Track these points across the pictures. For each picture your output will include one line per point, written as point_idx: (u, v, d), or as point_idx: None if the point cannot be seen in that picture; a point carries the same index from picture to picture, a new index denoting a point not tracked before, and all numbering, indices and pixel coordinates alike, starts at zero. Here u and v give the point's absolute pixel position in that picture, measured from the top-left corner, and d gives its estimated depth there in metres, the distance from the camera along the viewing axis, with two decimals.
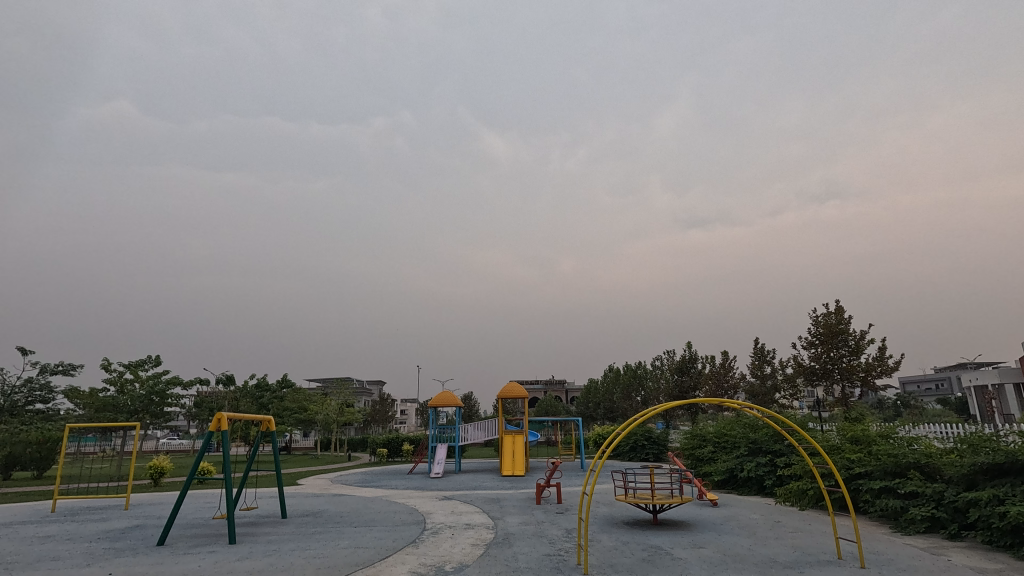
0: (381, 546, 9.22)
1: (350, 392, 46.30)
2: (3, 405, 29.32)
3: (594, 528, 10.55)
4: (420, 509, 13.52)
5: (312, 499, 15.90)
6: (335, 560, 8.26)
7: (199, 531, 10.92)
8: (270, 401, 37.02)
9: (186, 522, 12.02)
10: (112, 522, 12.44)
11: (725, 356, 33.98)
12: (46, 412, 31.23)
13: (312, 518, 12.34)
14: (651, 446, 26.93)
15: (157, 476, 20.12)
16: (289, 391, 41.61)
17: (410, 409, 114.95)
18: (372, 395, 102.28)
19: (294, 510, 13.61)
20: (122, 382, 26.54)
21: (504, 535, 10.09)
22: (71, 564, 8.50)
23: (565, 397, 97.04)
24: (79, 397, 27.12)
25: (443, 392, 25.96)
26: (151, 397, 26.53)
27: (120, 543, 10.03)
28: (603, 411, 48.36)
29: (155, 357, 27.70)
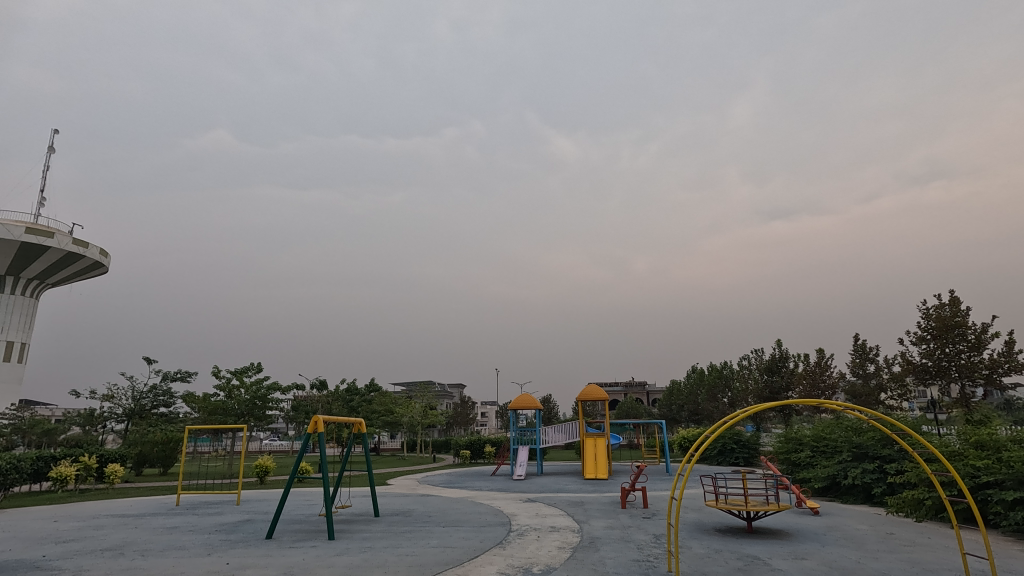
0: (468, 546, 9.39)
1: (433, 395, 47.71)
2: (134, 409, 32.86)
3: (683, 535, 10.19)
4: (504, 511, 13.66)
5: (401, 499, 16.49)
6: (426, 559, 8.53)
7: (301, 527, 11.65)
8: (359, 404, 38.99)
9: (290, 518, 12.83)
10: (227, 516, 13.57)
11: (820, 354, 31.73)
12: (169, 416, 34.66)
13: (402, 517, 12.84)
14: (741, 450, 25.73)
15: (262, 473, 21.72)
16: (376, 394, 43.55)
17: (491, 412, 116.68)
18: (454, 398, 104.84)
19: (385, 509, 14.18)
20: (230, 388, 28.93)
21: (590, 539, 9.97)
22: (194, 553, 9.37)
23: (645, 399, 94.82)
24: (194, 401, 29.86)
25: (523, 394, 26.17)
26: (254, 401, 28.78)
27: (234, 535, 10.93)
28: (687, 413, 46.73)
29: (257, 364, 29.99)
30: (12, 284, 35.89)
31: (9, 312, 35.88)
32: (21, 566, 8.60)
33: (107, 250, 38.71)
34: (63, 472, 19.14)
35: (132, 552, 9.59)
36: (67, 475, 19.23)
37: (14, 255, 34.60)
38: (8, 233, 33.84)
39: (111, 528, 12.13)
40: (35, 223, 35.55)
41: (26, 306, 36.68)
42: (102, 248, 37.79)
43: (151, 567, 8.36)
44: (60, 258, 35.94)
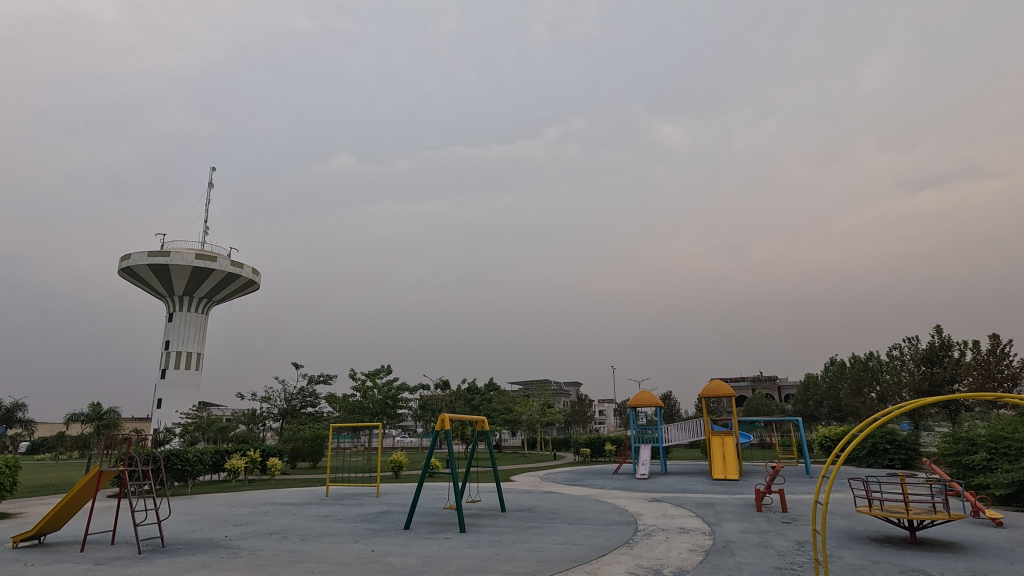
0: (595, 544, 9.35)
1: (550, 393, 48.11)
2: (287, 408, 37.00)
3: (831, 543, 9.30)
4: (629, 510, 13.41)
5: (525, 496, 16.87)
6: (555, 555, 8.63)
7: (434, 519, 12.35)
8: (480, 402, 41.59)
9: (424, 510, 13.65)
10: (369, 507, 14.80)
11: (994, 341, 27.34)
12: (315, 415, 38.56)
13: (527, 513, 13.12)
14: (896, 451, 22.94)
15: (397, 468, 23.37)
16: (495, 393, 44.89)
17: (609, 410, 115.03)
18: (570, 396, 104.98)
19: (511, 505, 14.57)
20: (365, 388, 31.53)
21: (724, 543, 9.45)
22: (344, 539, 10.33)
23: (776, 395, 88.03)
24: (335, 401, 32.82)
25: (641, 391, 25.54)
26: (386, 401, 31.32)
27: (377, 525, 11.88)
28: (828, 410, 42.68)
29: (386, 366, 32.35)
30: (187, 303, 41.96)
31: (187, 327, 42.09)
32: (210, 544, 10.07)
33: (258, 269, 44.01)
34: (235, 465, 22.11)
35: (293, 536, 10.82)
36: (238, 466, 22.13)
37: (188, 279, 40.59)
38: (183, 259, 39.84)
39: (276, 515, 13.76)
40: (202, 250, 41.49)
41: (199, 321, 42.76)
42: (254, 268, 43.08)
43: (309, 551, 9.34)
44: (222, 278, 41.54)
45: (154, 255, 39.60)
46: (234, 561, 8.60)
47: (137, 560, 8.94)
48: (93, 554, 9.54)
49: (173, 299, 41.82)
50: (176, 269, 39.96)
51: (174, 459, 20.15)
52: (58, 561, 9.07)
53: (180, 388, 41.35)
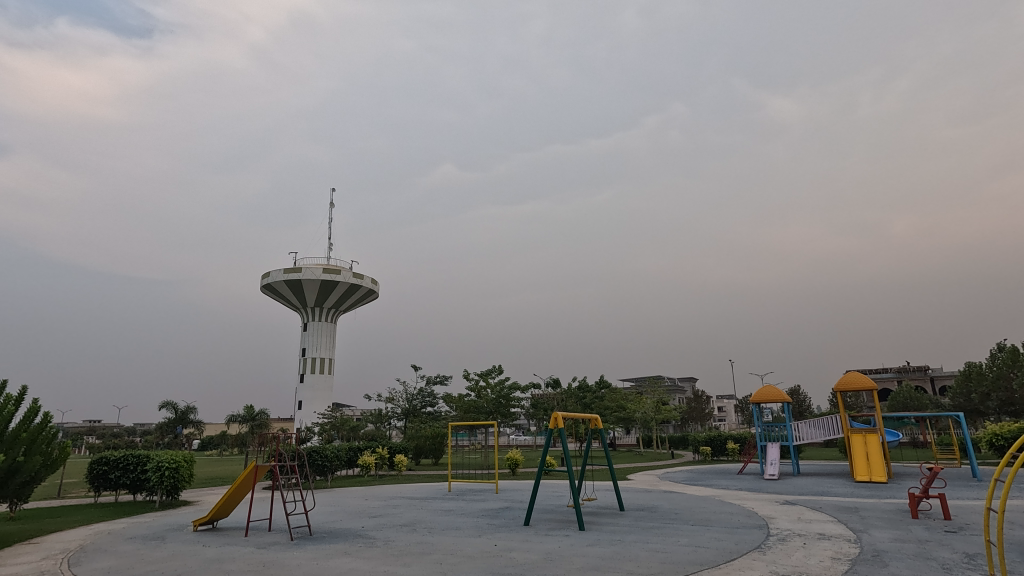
0: (724, 548, 8.86)
1: (664, 390, 46.44)
2: (409, 407, 39.33)
3: (1011, 557, 8.03)
4: (759, 513, 12.56)
5: (644, 495, 16.45)
6: (681, 557, 8.34)
7: (552, 516, 12.44)
8: (592, 400, 41.20)
9: (542, 508, 13.79)
10: (489, 503, 15.29)
11: None
12: (434, 414, 40.56)
13: (648, 513, 12.79)
14: None
15: (514, 466, 23.90)
16: (606, 391, 44.27)
17: (729, 407, 108.77)
18: (686, 393, 100.61)
19: (630, 504, 14.28)
20: (479, 388, 32.63)
21: (874, 552, 8.52)
22: (467, 533, 10.77)
23: (929, 387, 77.74)
24: (452, 401, 34.27)
25: (765, 386, 23.88)
26: (500, 400, 32.08)
27: (498, 520, 12.24)
28: (999, 403, 36.88)
29: (498, 366, 33.25)
30: (318, 314, 46.06)
31: (319, 335, 46.26)
32: (350, 533, 10.97)
33: (376, 279, 47.22)
34: (367, 461, 23.93)
35: (422, 528, 11.46)
36: (369, 463, 23.92)
37: (318, 291, 44.59)
38: (313, 274, 43.84)
39: (405, 508, 14.67)
40: (327, 264, 45.39)
41: (329, 329, 46.80)
42: (373, 277, 46.28)
43: (436, 543, 9.83)
44: (346, 289, 45.16)
45: (289, 272, 43.98)
46: (371, 551, 9.31)
47: (290, 546, 9.97)
48: (254, 539, 10.80)
49: (306, 310, 46.05)
50: (307, 283, 44.07)
51: (315, 456, 22.27)
52: (228, 543, 10.39)
53: (316, 390, 45.56)
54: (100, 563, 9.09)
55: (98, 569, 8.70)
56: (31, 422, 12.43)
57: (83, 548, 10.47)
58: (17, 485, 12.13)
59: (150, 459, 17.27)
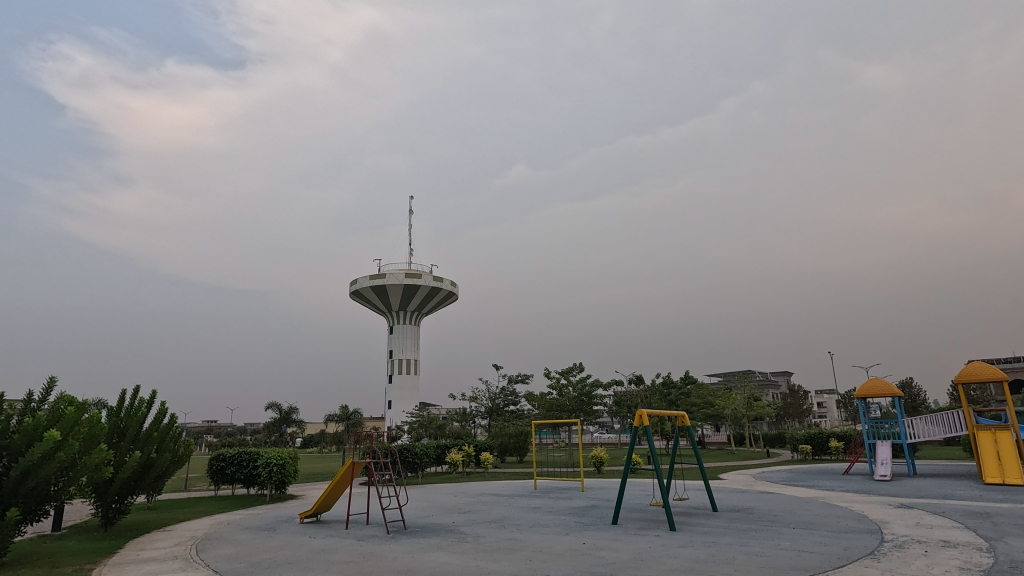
0: (832, 554, 8.27)
1: (755, 385, 44.07)
2: (492, 407, 40.02)
3: None
4: (870, 516, 11.60)
5: (738, 495, 15.71)
6: (783, 561, 7.89)
7: (641, 516, 12.18)
8: (678, 397, 39.93)
9: (631, 507, 13.53)
10: (576, 501, 15.23)
11: None
12: (517, 412, 40.97)
13: (744, 514, 12.19)
14: None
15: (599, 464, 23.64)
16: (692, 387, 42.73)
17: (830, 403, 101.27)
18: (781, 388, 94.88)
19: (723, 505, 13.70)
20: (561, 386, 32.61)
21: (1012, 563, 7.62)
22: (555, 531, 10.79)
23: None
24: (534, 399, 34.48)
25: (873, 379, 22.05)
26: (582, 398, 31.87)
27: (585, 518, 12.17)
28: None
29: (579, 364, 33.03)
30: (403, 317, 47.95)
31: (404, 337, 48.20)
32: (441, 528, 11.35)
33: (455, 281, 48.39)
34: (454, 458, 24.64)
35: (510, 525, 11.64)
36: (457, 460, 24.60)
37: (401, 295, 46.42)
38: (396, 279, 45.67)
39: (493, 505, 14.94)
40: (409, 269, 47.16)
41: (413, 331, 48.64)
42: (452, 279, 47.48)
43: (525, 540, 9.93)
44: (427, 292, 46.76)
45: (374, 278, 46.14)
46: (463, 546, 9.58)
47: (386, 539, 10.48)
48: (355, 532, 11.45)
49: (391, 314, 48.02)
50: (391, 288, 46.03)
51: (406, 453, 23.25)
52: (331, 535, 11.09)
53: (404, 391, 47.50)
54: (222, 551, 10.00)
55: (221, 555, 9.59)
56: (161, 423, 13.92)
57: (208, 536, 11.58)
58: (152, 479, 13.61)
59: (259, 456, 18.76)
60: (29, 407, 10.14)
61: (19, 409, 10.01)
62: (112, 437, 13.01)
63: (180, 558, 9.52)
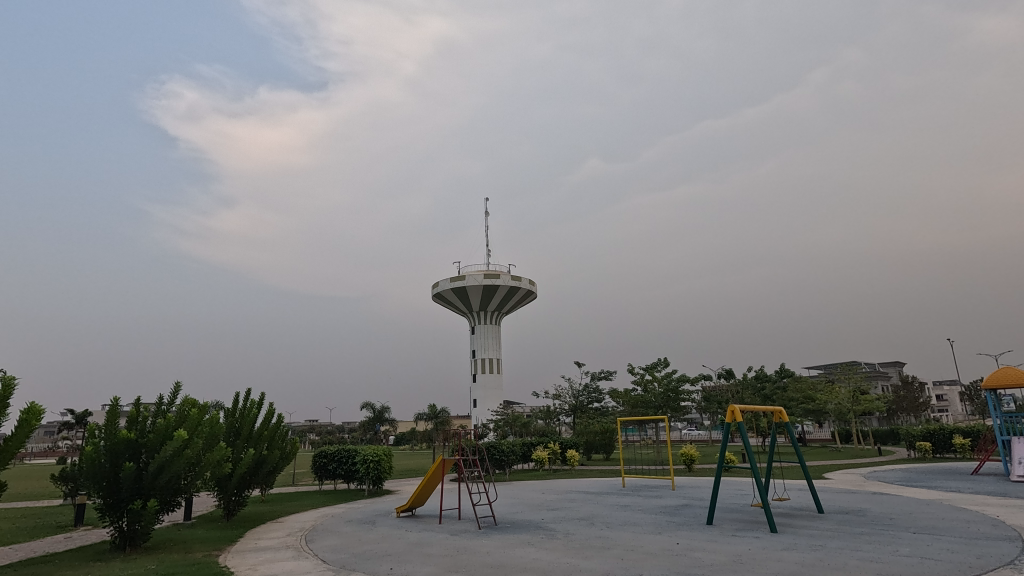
0: (961, 562, 7.47)
1: (862, 377, 40.67)
2: (576, 404, 39.85)
3: None
4: (1007, 522, 10.34)
5: (846, 496, 14.59)
6: (903, 570, 7.22)
7: (738, 516, 11.62)
8: (773, 391, 37.71)
9: (726, 507, 12.95)
10: (667, 500, 14.80)
11: None
12: (602, 410, 40.53)
13: (855, 516, 11.29)
14: None
15: (690, 462, 22.84)
16: (789, 380, 40.23)
17: (952, 395, 91.46)
18: (891, 381, 86.91)
19: (829, 506, 12.77)
20: (646, 382, 31.89)
21: None
22: (647, 530, 10.55)
23: None
24: (618, 396, 33.92)
25: (1003, 368, 19.66)
26: (668, 393, 30.97)
27: (678, 518, 11.79)
28: None
29: (663, 358, 32.11)
30: (484, 317, 48.84)
31: (486, 337, 49.13)
32: (531, 525, 11.46)
33: (533, 279, 48.68)
34: (540, 455, 24.80)
35: (599, 522, 11.53)
36: (543, 457, 24.74)
37: (481, 295, 47.33)
38: (475, 280, 46.65)
39: (581, 502, 14.87)
40: (487, 270, 47.97)
41: (494, 331, 49.47)
42: (530, 278, 47.80)
43: (616, 538, 9.80)
44: (506, 291, 47.38)
45: (454, 280, 47.39)
46: (553, 543, 9.62)
47: (478, 534, 10.73)
48: (448, 526, 11.82)
49: (472, 314, 49.10)
50: (471, 289, 47.05)
51: (493, 450, 23.73)
52: (425, 529, 11.52)
53: (488, 389, 48.39)
54: (327, 542, 10.70)
55: (328, 546, 10.26)
56: (269, 422, 15.13)
57: (315, 527, 12.45)
58: (265, 474, 14.82)
59: (358, 452, 19.87)
60: (161, 409, 11.39)
61: (153, 411, 11.28)
62: (229, 436, 14.30)
63: (292, 548, 10.29)
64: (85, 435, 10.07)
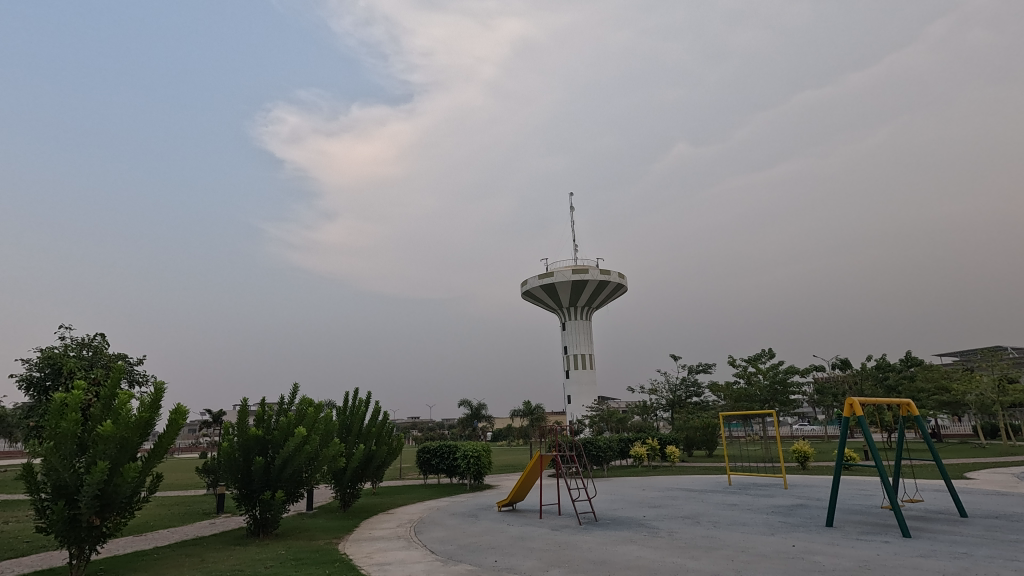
0: None
1: (1009, 363, 35.74)
2: (674, 398, 38.65)
3: None
4: None
5: (995, 499, 12.91)
6: None
7: (863, 519, 10.67)
8: (898, 382, 34.23)
9: (849, 508, 11.94)
10: (779, 499, 13.94)
11: None
12: (702, 404, 38.99)
13: (1007, 522, 9.96)
14: None
15: (803, 459, 21.35)
16: (916, 369, 36.34)
17: None
18: None
19: (974, 510, 11.38)
20: (749, 374, 30.24)
21: None
22: (759, 531, 9.99)
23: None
24: (719, 390, 32.40)
25: None
26: (775, 386, 29.07)
27: (793, 519, 11.04)
28: None
29: (768, 349, 30.20)
30: (573, 312, 48.60)
31: (577, 333, 48.89)
32: (633, 522, 11.27)
33: (623, 273, 47.74)
34: (639, 451, 24.32)
35: (706, 522, 11.08)
36: (641, 453, 24.25)
37: (570, 291, 47.13)
38: (564, 276, 46.57)
39: (684, 500, 14.42)
40: (575, 265, 47.68)
41: (585, 326, 49.10)
42: (619, 272, 46.94)
43: (725, 539, 9.39)
44: (596, 286, 46.86)
45: (543, 278, 47.58)
46: (657, 541, 9.40)
47: (579, 529, 10.75)
48: (549, 522, 11.92)
49: (562, 311, 49.05)
50: (560, 286, 46.98)
51: (590, 446, 23.67)
52: (526, 524, 11.70)
53: (582, 385, 48.13)
54: (434, 533, 11.20)
55: (435, 537, 10.73)
56: (376, 419, 16.10)
57: (423, 520, 13.07)
58: (374, 468, 15.79)
59: (458, 448, 20.58)
60: (283, 408, 12.50)
61: (276, 410, 12.41)
62: (342, 432, 15.37)
63: (402, 538, 10.88)
64: (222, 432, 11.25)
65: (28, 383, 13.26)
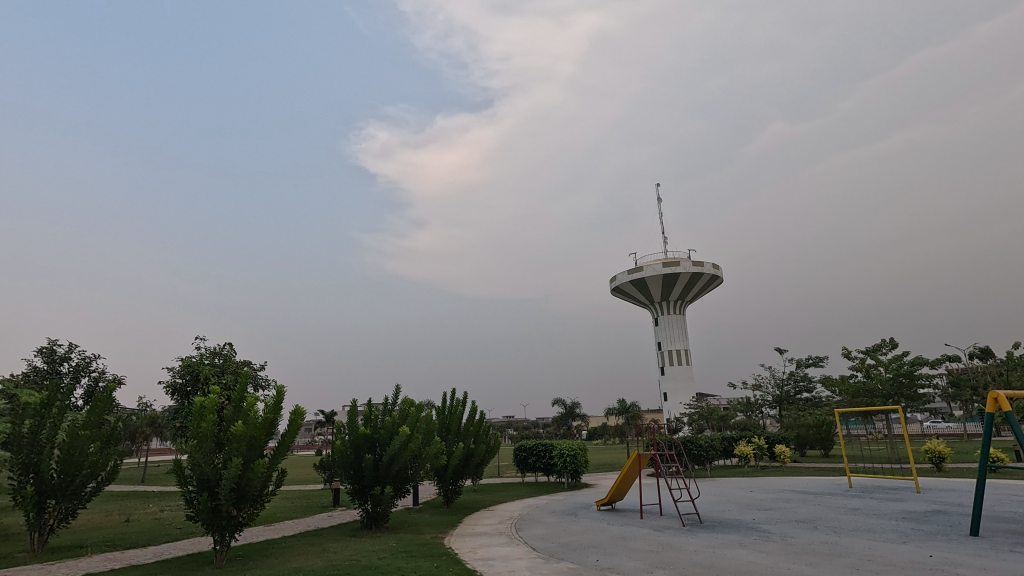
0: None
1: None
2: (781, 394, 36.26)
3: None
4: None
5: None
6: None
7: (1017, 528, 9.37)
8: None
9: (999, 516, 10.52)
10: (912, 504, 12.59)
11: None
12: (814, 400, 36.25)
13: None
14: None
15: (939, 460, 19.13)
16: None
17: None
18: None
19: None
20: (867, 367, 27.67)
21: None
22: (888, 538, 9.10)
23: None
24: (833, 384, 29.92)
25: None
26: (900, 379, 26.33)
27: (928, 526, 9.94)
28: None
29: (889, 339, 27.37)
30: (666, 307, 47.09)
31: (671, 328, 47.28)
32: (742, 525, 10.72)
33: (717, 264, 45.56)
34: (745, 451, 23.07)
35: (825, 527, 10.28)
36: (747, 452, 23.00)
37: (661, 285, 45.74)
38: (653, 270, 45.35)
39: (798, 503, 13.46)
40: (665, 259, 46.22)
41: (679, 321, 47.41)
42: (713, 263, 44.86)
43: (848, 545, 8.65)
44: (688, 279, 45.11)
45: (632, 272, 46.59)
46: (769, 546, 8.87)
47: (683, 531, 10.41)
48: (651, 522, 11.64)
49: (654, 306, 47.70)
50: (650, 280, 45.74)
51: (691, 445, 22.82)
52: (627, 523, 11.51)
53: (678, 382, 46.49)
54: (536, 530, 11.34)
55: (537, 535, 10.86)
56: (473, 418, 16.59)
57: (523, 517, 13.28)
58: (474, 466, 16.28)
59: (554, 447, 20.66)
60: (387, 408, 13.25)
61: (382, 410, 13.18)
62: (441, 431, 15.98)
63: (504, 534, 11.12)
64: (335, 431, 12.13)
65: (174, 389, 15.13)
